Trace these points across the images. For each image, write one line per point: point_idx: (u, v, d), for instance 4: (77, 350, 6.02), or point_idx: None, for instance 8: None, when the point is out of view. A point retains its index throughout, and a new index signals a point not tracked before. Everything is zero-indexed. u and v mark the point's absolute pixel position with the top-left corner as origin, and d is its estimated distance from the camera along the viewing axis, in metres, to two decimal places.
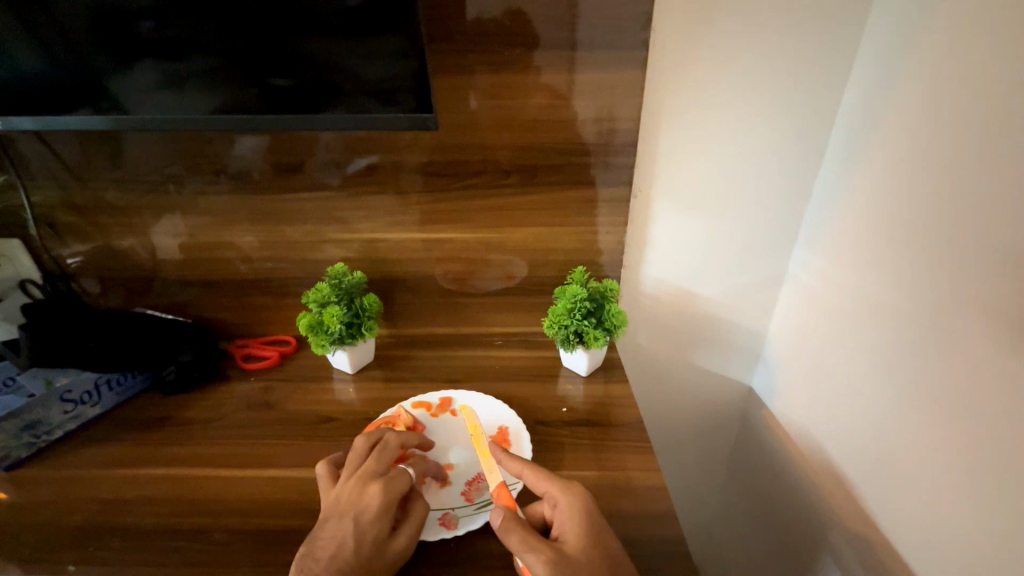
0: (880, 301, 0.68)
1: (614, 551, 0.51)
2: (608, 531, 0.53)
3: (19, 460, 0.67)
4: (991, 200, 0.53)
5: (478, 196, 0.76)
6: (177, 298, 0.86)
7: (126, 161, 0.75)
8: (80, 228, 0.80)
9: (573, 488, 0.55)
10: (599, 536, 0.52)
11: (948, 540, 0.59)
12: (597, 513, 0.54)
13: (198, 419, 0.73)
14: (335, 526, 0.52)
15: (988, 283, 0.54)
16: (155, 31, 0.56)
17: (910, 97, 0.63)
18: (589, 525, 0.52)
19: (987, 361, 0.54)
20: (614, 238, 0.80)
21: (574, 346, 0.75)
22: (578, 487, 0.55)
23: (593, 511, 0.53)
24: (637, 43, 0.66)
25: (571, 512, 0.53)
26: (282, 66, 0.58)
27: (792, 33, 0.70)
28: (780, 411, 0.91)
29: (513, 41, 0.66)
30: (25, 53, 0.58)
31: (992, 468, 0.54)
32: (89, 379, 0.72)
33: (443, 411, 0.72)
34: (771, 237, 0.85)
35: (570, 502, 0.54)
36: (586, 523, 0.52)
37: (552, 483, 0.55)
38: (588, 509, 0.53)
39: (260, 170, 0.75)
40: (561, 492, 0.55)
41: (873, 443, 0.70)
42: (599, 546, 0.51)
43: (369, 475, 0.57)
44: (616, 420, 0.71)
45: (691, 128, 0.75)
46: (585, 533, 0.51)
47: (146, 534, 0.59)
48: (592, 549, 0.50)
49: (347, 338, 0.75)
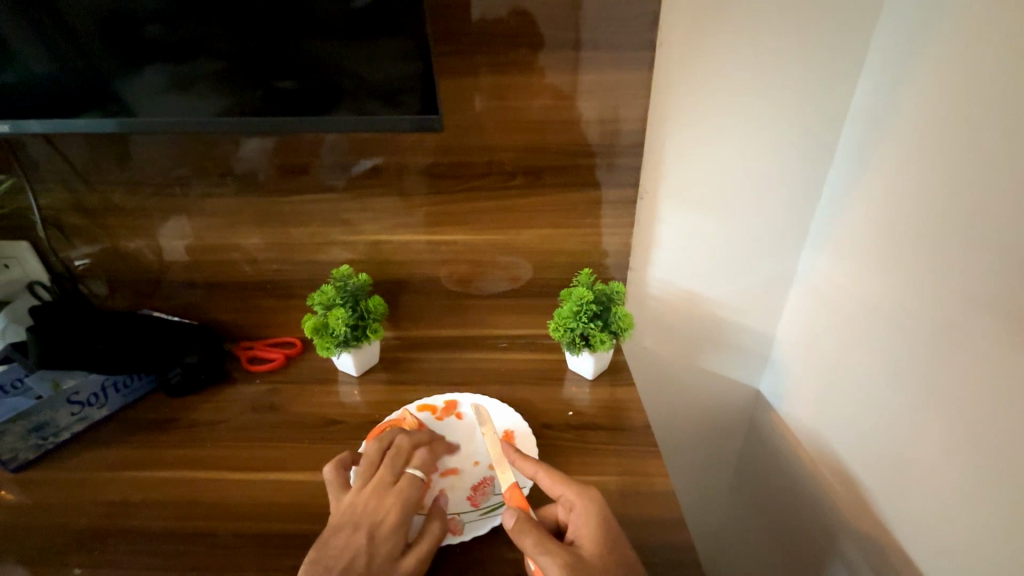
0: (886, 303, 0.67)
1: (630, 557, 0.51)
2: (625, 537, 0.53)
3: (26, 463, 0.67)
4: (997, 200, 0.53)
5: (483, 198, 0.76)
6: (183, 300, 0.86)
7: (132, 163, 0.75)
8: (88, 230, 0.81)
9: (590, 492, 0.54)
10: (616, 542, 0.51)
11: (957, 544, 0.59)
12: (611, 518, 0.53)
13: (204, 421, 0.74)
14: (350, 535, 0.53)
15: (992, 282, 0.54)
16: (162, 34, 0.56)
17: (922, 96, 0.62)
18: (605, 530, 0.52)
19: (992, 359, 0.54)
20: (620, 240, 0.79)
21: (580, 348, 0.74)
22: (594, 492, 0.54)
23: (609, 517, 0.53)
24: (643, 43, 0.65)
25: (588, 514, 0.53)
26: (286, 67, 0.58)
27: (801, 32, 0.69)
28: (790, 414, 0.90)
29: (518, 42, 0.65)
30: (34, 58, 0.58)
31: (997, 469, 0.54)
32: (96, 381, 0.72)
33: (448, 414, 0.72)
34: (779, 237, 0.84)
35: (586, 506, 0.53)
36: (602, 527, 0.52)
37: (568, 486, 0.55)
38: (604, 513, 0.53)
39: (265, 173, 0.75)
40: (577, 495, 0.54)
41: (881, 446, 0.69)
42: (615, 553, 0.50)
43: (386, 486, 0.58)
44: (622, 424, 0.71)
45: (698, 130, 0.75)
46: (602, 538, 0.51)
47: (152, 537, 0.59)
48: (610, 553, 0.50)
49: (352, 341, 0.75)
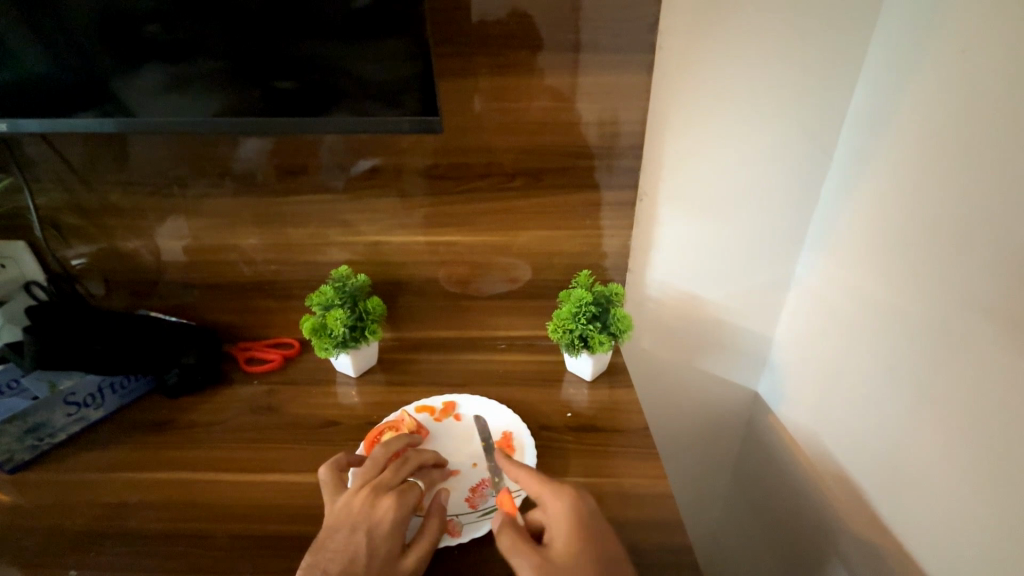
0: (883, 304, 0.68)
1: (608, 552, 0.51)
2: (606, 531, 0.52)
3: (21, 463, 0.67)
4: (994, 200, 0.53)
5: (482, 199, 0.76)
6: (181, 301, 0.86)
7: (130, 162, 0.74)
8: (85, 230, 0.80)
9: (565, 493, 0.54)
10: (592, 537, 0.51)
11: (953, 544, 0.59)
12: (588, 516, 0.53)
13: (202, 422, 0.73)
14: (347, 536, 0.53)
15: (987, 282, 0.54)
16: (161, 34, 0.56)
17: (920, 98, 0.62)
18: (579, 529, 0.52)
19: (988, 359, 0.54)
20: (619, 241, 0.79)
21: (580, 350, 0.74)
22: (569, 491, 0.54)
23: (585, 514, 0.53)
24: (642, 45, 0.66)
25: (563, 512, 0.53)
26: (286, 68, 0.58)
27: (800, 34, 0.69)
28: (788, 417, 0.90)
29: (518, 44, 0.65)
30: (33, 57, 0.58)
31: (991, 467, 0.54)
32: (92, 382, 0.71)
33: (447, 415, 0.72)
34: (778, 239, 0.84)
35: (560, 507, 0.53)
36: (577, 524, 0.52)
37: (545, 487, 0.55)
38: (579, 513, 0.53)
39: (264, 173, 0.74)
40: (552, 496, 0.54)
41: (878, 447, 0.69)
42: (591, 550, 0.50)
43: (382, 488, 0.57)
44: (621, 426, 0.71)
45: (696, 132, 0.75)
46: (577, 535, 0.51)
47: (149, 538, 0.59)
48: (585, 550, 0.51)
49: (351, 342, 0.75)
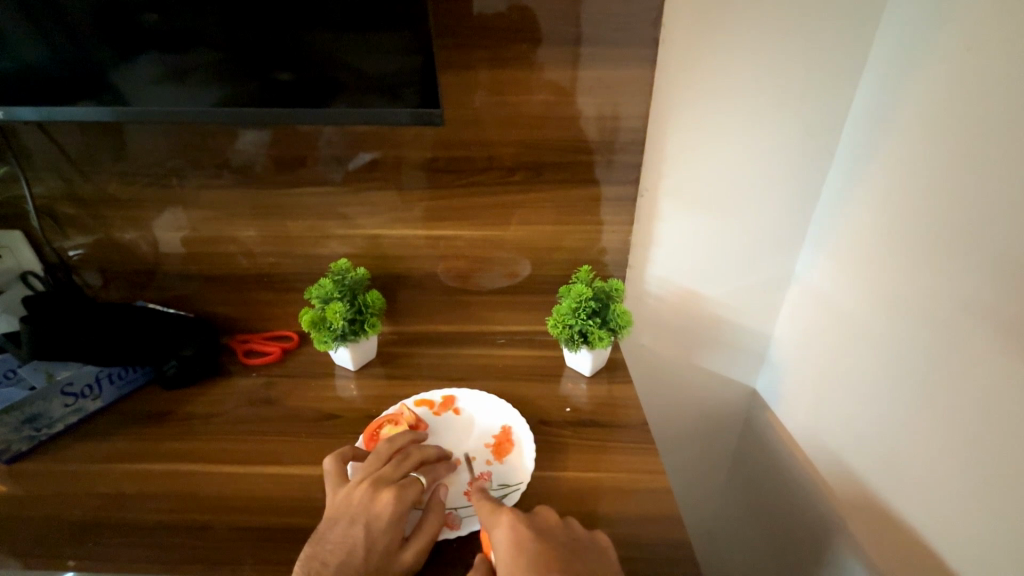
0: (883, 303, 0.68)
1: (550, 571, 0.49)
2: (550, 549, 0.51)
3: (19, 454, 0.67)
4: (994, 200, 0.54)
5: (482, 194, 0.76)
6: (179, 293, 0.86)
7: (127, 152, 0.74)
8: (82, 220, 0.80)
9: (506, 516, 0.54)
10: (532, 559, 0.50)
11: (949, 542, 0.60)
12: (531, 535, 0.52)
13: (199, 414, 0.73)
14: (347, 529, 0.53)
15: (985, 282, 0.55)
16: (158, 23, 0.55)
17: (922, 97, 0.62)
18: (518, 551, 0.50)
19: (984, 359, 0.55)
20: (620, 238, 0.79)
21: (579, 345, 0.74)
22: (510, 513, 0.54)
23: (525, 537, 0.52)
24: (644, 40, 0.65)
25: (504, 536, 0.52)
26: (285, 59, 0.57)
27: (802, 32, 0.69)
28: (786, 415, 0.91)
29: (518, 36, 0.65)
30: (28, 45, 0.57)
31: (983, 468, 0.55)
32: (89, 372, 0.72)
33: (446, 409, 0.72)
34: (778, 237, 0.84)
35: (503, 530, 0.53)
36: (517, 547, 0.51)
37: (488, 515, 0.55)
38: (520, 535, 0.52)
39: (262, 165, 0.74)
40: (495, 522, 0.54)
41: (876, 445, 0.70)
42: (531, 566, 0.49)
43: (382, 481, 0.58)
44: (620, 421, 0.71)
45: (697, 130, 0.75)
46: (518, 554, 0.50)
47: (146, 529, 0.58)
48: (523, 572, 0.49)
49: (349, 335, 0.74)
